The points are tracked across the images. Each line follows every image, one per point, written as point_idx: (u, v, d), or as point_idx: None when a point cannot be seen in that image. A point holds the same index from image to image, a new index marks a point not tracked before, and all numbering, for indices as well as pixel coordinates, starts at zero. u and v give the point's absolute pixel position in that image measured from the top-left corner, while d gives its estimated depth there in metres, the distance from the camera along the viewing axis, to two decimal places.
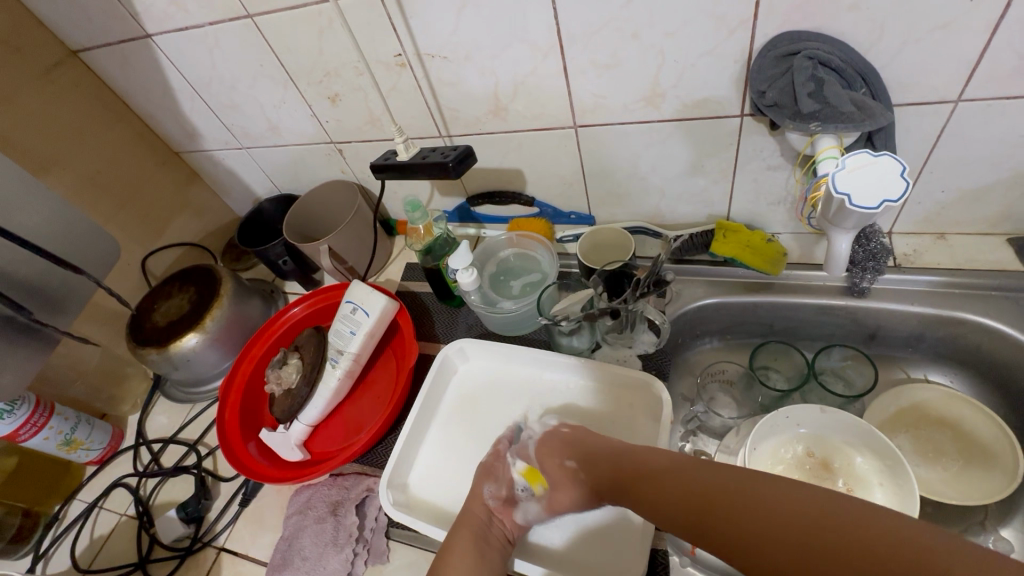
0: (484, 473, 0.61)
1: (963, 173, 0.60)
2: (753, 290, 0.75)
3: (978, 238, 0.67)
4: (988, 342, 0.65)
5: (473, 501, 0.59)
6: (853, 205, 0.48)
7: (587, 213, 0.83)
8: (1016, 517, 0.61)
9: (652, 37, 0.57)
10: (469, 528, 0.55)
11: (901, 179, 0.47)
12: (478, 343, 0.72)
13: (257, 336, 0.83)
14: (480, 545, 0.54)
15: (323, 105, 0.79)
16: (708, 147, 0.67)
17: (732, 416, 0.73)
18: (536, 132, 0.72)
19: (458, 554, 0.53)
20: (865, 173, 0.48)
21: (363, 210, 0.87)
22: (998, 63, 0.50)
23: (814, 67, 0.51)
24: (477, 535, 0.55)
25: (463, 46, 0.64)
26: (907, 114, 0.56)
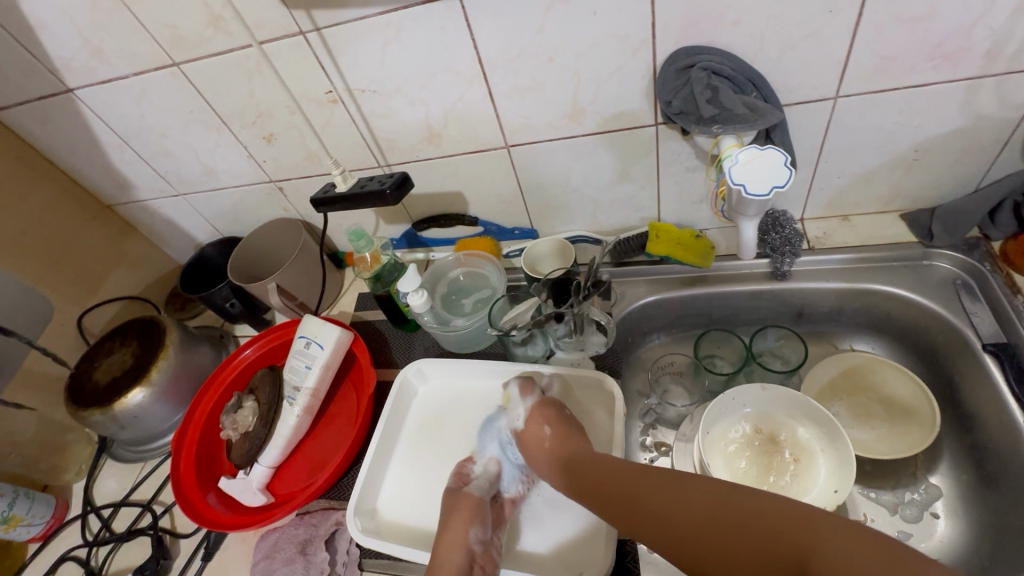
0: (462, 508, 0.58)
1: (853, 159, 0.68)
2: (690, 284, 0.80)
3: (877, 217, 0.75)
4: (895, 308, 0.71)
5: (456, 545, 0.55)
6: (749, 194, 0.54)
7: (529, 228, 0.87)
8: (942, 463, 0.66)
9: (565, 60, 0.62)
10: None
11: (784, 167, 0.53)
12: (435, 363, 0.73)
13: (209, 383, 0.81)
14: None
15: (259, 146, 0.80)
16: (630, 156, 0.72)
17: (685, 405, 0.78)
18: (471, 155, 0.76)
19: None
20: (757, 164, 0.54)
21: (309, 245, 0.88)
22: (862, 63, 0.57)
23: (710, 77, 0.57)
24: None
25: (391, 80, 0.67)
26: (797, 112, 0.63)
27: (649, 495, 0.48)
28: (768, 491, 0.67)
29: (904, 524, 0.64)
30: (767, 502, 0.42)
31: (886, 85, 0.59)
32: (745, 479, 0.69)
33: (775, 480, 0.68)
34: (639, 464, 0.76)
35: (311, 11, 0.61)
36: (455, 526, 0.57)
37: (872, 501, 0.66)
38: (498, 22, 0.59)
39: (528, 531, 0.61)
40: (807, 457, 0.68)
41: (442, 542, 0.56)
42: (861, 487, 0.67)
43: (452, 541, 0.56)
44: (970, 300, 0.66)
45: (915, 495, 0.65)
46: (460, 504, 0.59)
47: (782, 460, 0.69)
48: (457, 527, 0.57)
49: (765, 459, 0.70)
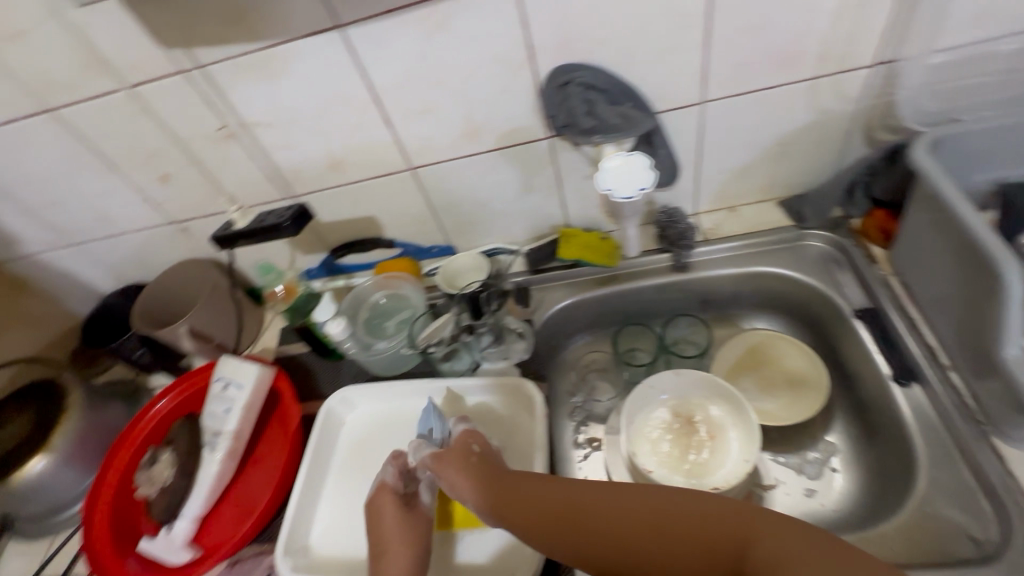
0: (412, 521, 0.57)
1: (729, 156, 0.74)
2: (603, 283, 0.84)
3: (760, 205, 0.82)
4: (783, 286, 0.78)
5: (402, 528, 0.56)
6: (617, 197, 0.61)
7: (446, 245, 0.88)
8: (837, 422, 0.73)
9: (453, 83, 0.64)
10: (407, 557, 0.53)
11: (645, 172, 0.61)
12: (360, 388, 0.73)
13: (120, 441, 0.76)
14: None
15: (154, 187, 0.77)
16: (530, 168, 0.75)
17: (610, 399, 0.82)
18: (377, 180, 0.77)
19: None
20: (623, 170, 0.61)
21: (222, 283, 0.85)
22: (720, 70, 0.63)
23: (585, 91, 0.62)
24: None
25: (285, 113, 0.67)
26: (672, 118, 0.68)
27: (582, 505, 0.46)
28: (690, 469, 0.71)
29: (810, 481, 0.70)
30: (703, 503, 0.43)
31: (743, 88, 0.65)
32: (669, 462, 0.72)
33: (695, 459, 0.72)
34: (574, 462, 0.78)
35: (192, 49, 0.60)
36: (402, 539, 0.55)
37: (781, 464, 0.72)
38: (384, 50, 0.61)
39: (465, 541, 0.62)
40: (720, 432, 0.73)
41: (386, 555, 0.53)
42: (771, 454, 0.73)
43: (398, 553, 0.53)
44: (840, 272, 0.74)
45: (816, 454, 0.72)
46: (409, 516, 0.57)
47: (700, 438, 0.73)
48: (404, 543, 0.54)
49: (685, 440, 0.74)
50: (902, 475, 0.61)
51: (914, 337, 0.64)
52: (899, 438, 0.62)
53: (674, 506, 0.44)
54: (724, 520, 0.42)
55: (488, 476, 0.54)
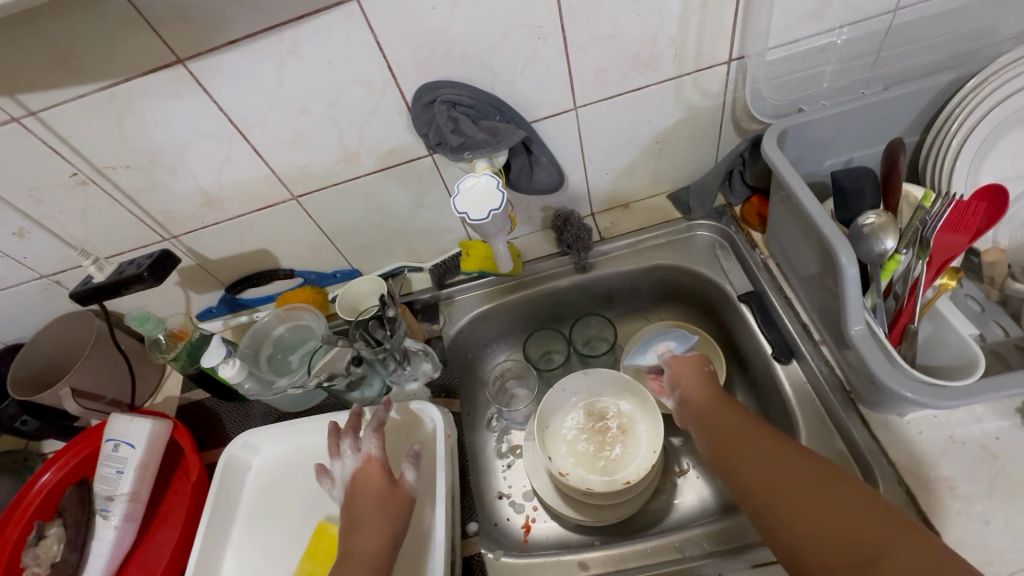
0: (394, 502, 0.53)
1: (612, 156, 0.76)
2: (510, 291, 0.85)
3: (651, 200, 0.84)
4: (679, 277, 0.81)
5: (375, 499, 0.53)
6: (472, 220, 0.59)
7: (349, 269, 0.86)
8: (738, 401, 0.77)
9: (320, 109, 0.63)
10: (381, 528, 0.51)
11: (496, 192, 0.59)
12: (261, 430, 0.70)
13: (3, 520, 0.70)
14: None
15: (11, 242, 0.71)
16: (419, 185, 0.74)
17: (528, 405, 0.81)
18: (261, 212, 0.74)
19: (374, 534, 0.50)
20: (474, 192, 0.59)
21: (106, 336, 0.80)
22: (583, 77, 0.65)
23: (450, 109, 0.62)
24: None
25: (142, 153, 0.64)
26: (548, 125, 0.69)
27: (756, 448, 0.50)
28: (604, 464, 0.73)
29: None
30: (839, 490, 0.43)
31: (611, 92, 0.67)
32: (586, 461, 0.74)
33: (608, 454, 0.74)
34: (498, 472, 0.79)
35: (19, 95, 0.56)
36: (384, 526, 0.51)
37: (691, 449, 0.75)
38: (237, 82, 0.58)
39: None
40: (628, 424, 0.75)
41: (361, 537, 0.50)
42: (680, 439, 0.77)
43: (375, 537, 0.50)
44: (726, 259, 0.78)
45: None
46: (393, 497, 0.53)
47: (612, 432, 0.76)
48: (384, 529, 0.51)
49: (598, 437, 0.76)
50: None
51: (791, 315, 0.68)
52: (784, 411, 0.66)
53: (835, 484, 0.44)
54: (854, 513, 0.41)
55: (713, 391, 0.59)
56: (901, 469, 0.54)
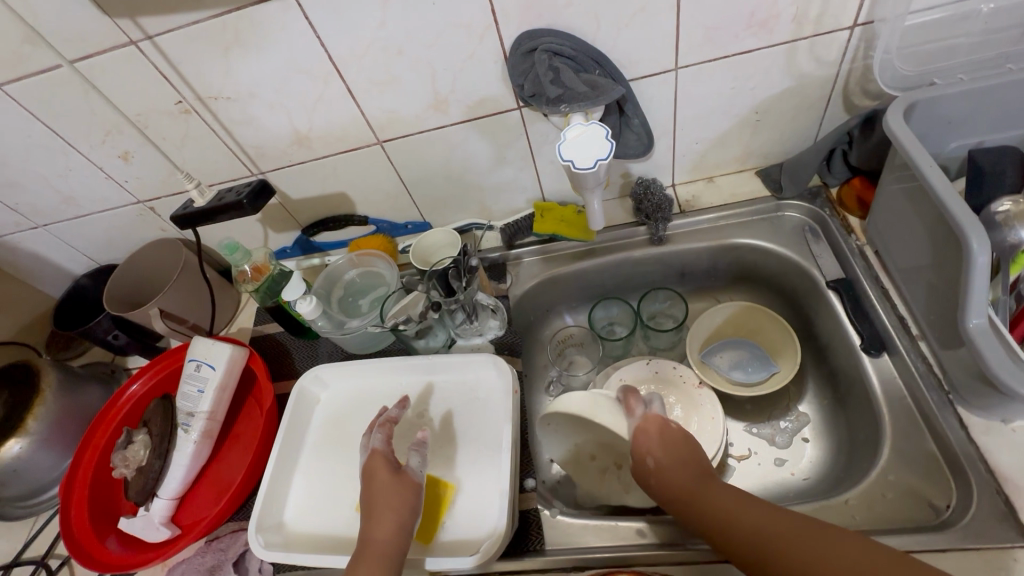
0: (401, 488, 0.54)
1: (705, 125, 0.72)
2: (579, 257, 0.83)
3: (737, 175, 0.81)
4: (760, 259, 0.78)
5: (383, 491, 0.53)
6: (577, 168, 0.57)
7: (422, 221, 0.87)
8: (809, 390, 0.74)
9: (417, 51, 0.62)
10: (391, 517, 0.51)
11: (605, 141, 0.57)
12: (333, 367, 0.72)
13: (96, 422, 0.76)
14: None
15: (116, 165, 0.75)
16: (502, 140, 0.73)
17: (587, 373, 0.82)
18: (345, 155, 0.75)
19: (382, 523, 0.51)
20: (583, 139, 0.57)
21: (192, 264, 0.84)
22: (690, 35, 0.61)
23: (551, 59, 0.60)
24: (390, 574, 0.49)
25: (244, 85, 0.65)
26: (645, 85, 0.66)
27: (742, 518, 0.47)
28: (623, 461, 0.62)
29: (780, 451, 0.71)
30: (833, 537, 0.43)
31: (717, 53, 0.63)
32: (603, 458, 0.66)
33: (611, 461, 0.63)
34: None
35: (138, 19, 0.58)
36: (401, 508, 0.52)
37: (754, 437, 0.73)
38: (340, 18, 0.58)
39: None
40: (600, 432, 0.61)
41: (379, 519, 0.51)
42: (744, 425, 0.74)
43: (387, 519, 0.51)
44: (815, 243, 0.74)
45: (786, 423, 0.73)
46: (399, 483, 0.54)
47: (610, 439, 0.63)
48: (403, 511, 0.52)
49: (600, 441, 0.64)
50: (868, 444, 0.62)
51: (886, 308, 0.64)
52: (868, 406, 0.62)
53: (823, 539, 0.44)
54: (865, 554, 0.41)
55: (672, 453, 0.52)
56: (1001, 479, 0.51)
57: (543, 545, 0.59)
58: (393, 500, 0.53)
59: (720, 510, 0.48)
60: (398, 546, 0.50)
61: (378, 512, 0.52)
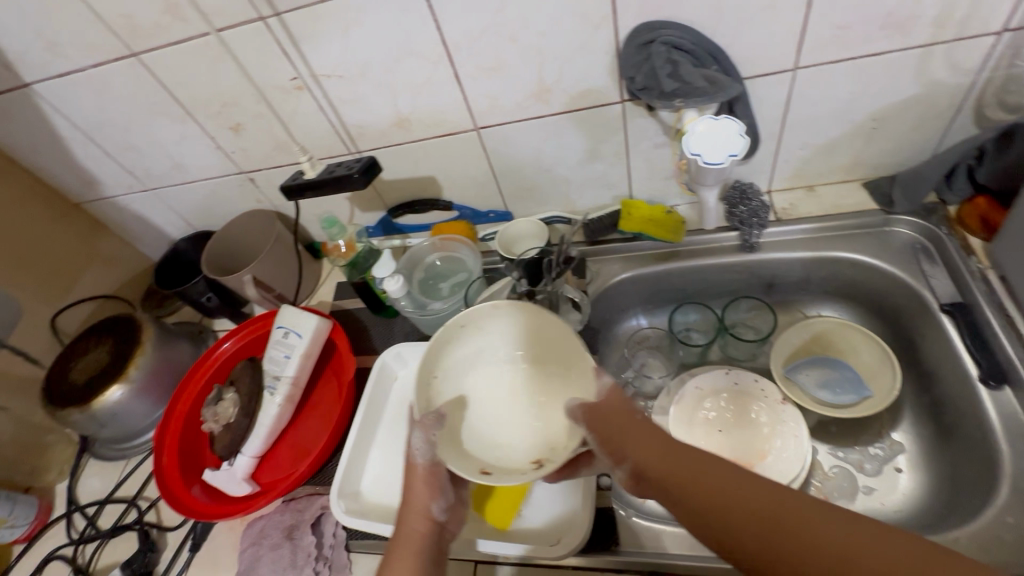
0: (428, 483, 0.52)
1: (815, 131, 0.69)
2: (662, 259, 0.81)
3: (840, 186, 0.77)
4: (860, 275, 0.74)
5: (421, 488, 0.51)
6: (706, 163, 0.57)
7: (504, 210, 0.87)
8: (905, 419, 0.70)
9: (529, 38, 0.62)
10: (422, 515, 0.50)
11: (742, 136, 0.55)
12: (413, 345, 0.74)
13: (189, 377, 0.81)
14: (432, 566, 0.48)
15: (226, 136, 0.79)
16: (599, 133, 0.72)
17: (662, 377, 0.80)
18: (441, 139, 0.76)
19: (413, 519, 0.50)
20: (716, 132, 0.56)
21: (284, 236, 0.87)
22: (816, 33, 0.58)
23: (669, 51, 0.59)
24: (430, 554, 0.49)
25: (356, 64, 0.67)
26: (759, 84, 0.64)
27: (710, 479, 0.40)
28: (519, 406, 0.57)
29: (868, 479, 0.68)
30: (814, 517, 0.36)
31: (843, 55, 0.60)
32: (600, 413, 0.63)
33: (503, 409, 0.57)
34: None
35: None
36: (416, 493, 0.51)
37: (840, 462, 0.70)
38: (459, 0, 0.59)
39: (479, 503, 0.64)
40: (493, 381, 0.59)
41: (402, 511, 0.51)
42: (827, 447, 0.71)
43: (417, 517, 0.50)
44: (928, 264, 0.69)
45: (877, 450, 0.69)
46: (425, 479, 0.52)
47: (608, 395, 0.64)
48: (419, 495, 0.51)
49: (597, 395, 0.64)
50: (978, 483, 0.58)
51: (1011, 340, 0.59)
52: (982, 443, 0.58)
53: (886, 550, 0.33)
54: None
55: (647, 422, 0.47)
56: None
57: (616, 546, 0.58)
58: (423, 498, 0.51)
59: (685, 478, 0.41)
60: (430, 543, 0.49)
61: (410, 510, 0.51)
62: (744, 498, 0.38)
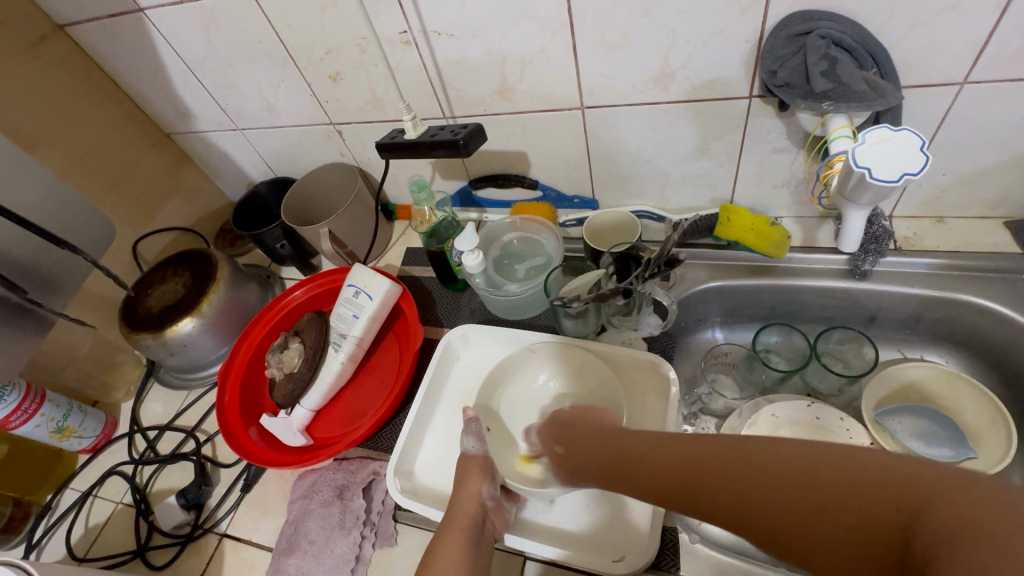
0: (470, 467, 0.60)
1: (966, 155, 0.61)
2: (756, 273, 0.75)
3: (975, 222, 0.69)
4: (983, 322, 0.66)
5: (467, 489, 0.58)
6: (875, 179, 0.49)
7: (590, 197, 0.83)
8: None
9: (664, 16, 0.57)
10: (472, 494, 0.57)
11: (921, 152, 0.48)
12: (480, 329, 0.73)
13: (257, 320, 0.82)
14: (472, 549, 0.53)
15: (323, 85, 0.77)
16: (715, 129, 0.66)
17: (735, 398, 0.74)
18: (542, 114, 0.72)
19: (464, 495, 0.57)
20: (881, 147, 0.49)
21: (364, 194, 0.86)
22: (1004, 45, 0.50)
23: (828, 46, 0.52)
24: (470, 540, 0.53)
25: (471, 24, 0.63)
26: (913, 96, 0.57)
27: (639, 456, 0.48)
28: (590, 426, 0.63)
29: None
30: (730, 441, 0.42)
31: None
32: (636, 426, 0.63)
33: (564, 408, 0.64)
34: None
35: None
36: (469, 481, 0.58)
37: None
38: None
39: (549, 506, 0.61)
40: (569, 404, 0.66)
41: (456, 496, 0.57)
42: None
43: (469, 492, 0.57)
44: None
45: None
46: (467, 463, 0.61)
47: (641, 402, 0.65)
48: (471, 481, 0.58)
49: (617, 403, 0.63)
50: None
51: None
52: None
53: (803, 458, 0.37)
54: (884, 479, 0.32)
55: (576, 441, 0.56)
56: None
57: (675, 568, 0.55)
58: (476, 476, 0.59)
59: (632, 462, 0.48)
60: (477, 512, 0.56)
61: (460, 492, 0.58)
62: (683, 458, 0.44)
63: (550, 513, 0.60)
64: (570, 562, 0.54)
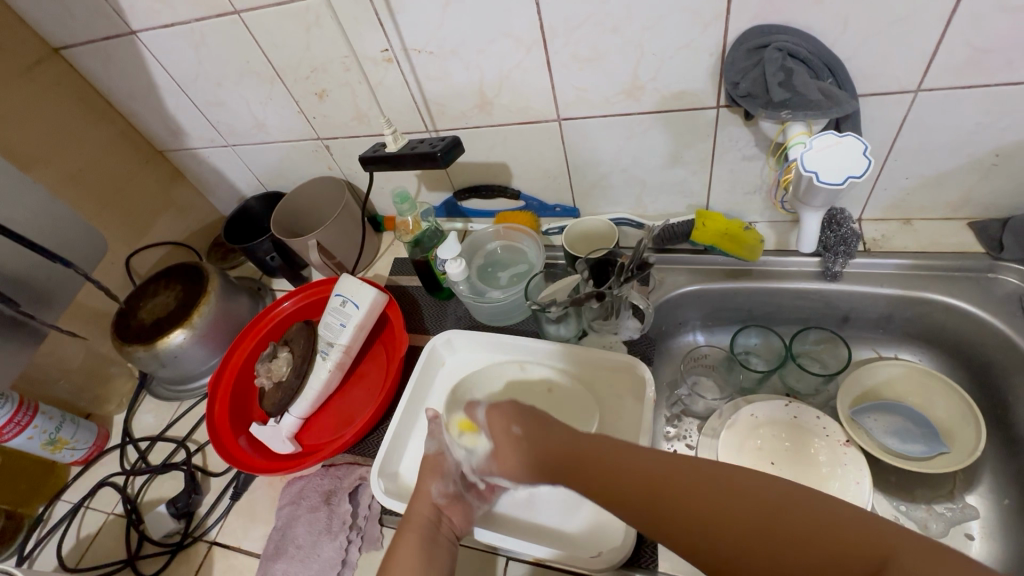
0: (427, 469, 0.59)
1: (926, 159, 0.64)
2: (732, 276, 0.77)
3: (941, 223, 0.71)
4: (950, 320, 0.68)
5: (423, 494, 0.58)
6: (820, 182, 0.52)
7: (571, 205, 0.85)
8: (981, 483, 0.65)
9: (632, 33, 0.59)
10: (425, 499, 0.57)
11: (863, 157, 0.51)
12: (465, 334, 0.75)
13: (247, 331, 0.83)
14: (428, 550, 0.54)
15: (310, 101, 0.80)
16: (686, 138, 0.69)
17: (715, 399, 0.76)
18: (521, 126, 0.74)
19: (418, 500, 0.57)
20: (834, 151, 0.52)
21: (351, 206, 0.88)
22: (953, 54, 0.53)
23: (785, 58, 0.55)
24: (427, 541, 0.54)
25: (450, 42, 0.66)
26: (870, 104, 0.59)
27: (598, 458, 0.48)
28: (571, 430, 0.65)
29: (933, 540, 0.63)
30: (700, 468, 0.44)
31: (975, 82, 0.55)
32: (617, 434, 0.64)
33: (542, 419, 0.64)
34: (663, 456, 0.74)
35: None
36: (424, 481, 0.58)
37: (904, 517, 0.65)
38: None
39: (535, 506, 0.62)
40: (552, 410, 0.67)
41: (412, 500, 0.58)
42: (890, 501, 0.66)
43: (423, 496, 0.57)
44: None
45: (946, 510, 0.64)
46: (426, 463, 0.60)
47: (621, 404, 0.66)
48: (425, 481, 0.58)
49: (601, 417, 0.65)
50: None
51: None
52: None
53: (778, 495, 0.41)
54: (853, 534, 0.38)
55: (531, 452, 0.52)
56: None
57: (653, 564, 0.56)
58: (430, 480, 0.58)
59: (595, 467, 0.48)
60: (432, 516, 0.56)
61: (416, 496, 0.58)
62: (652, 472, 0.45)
63: (535, 513, 0.61)
64: (558, 561, 0.55)
